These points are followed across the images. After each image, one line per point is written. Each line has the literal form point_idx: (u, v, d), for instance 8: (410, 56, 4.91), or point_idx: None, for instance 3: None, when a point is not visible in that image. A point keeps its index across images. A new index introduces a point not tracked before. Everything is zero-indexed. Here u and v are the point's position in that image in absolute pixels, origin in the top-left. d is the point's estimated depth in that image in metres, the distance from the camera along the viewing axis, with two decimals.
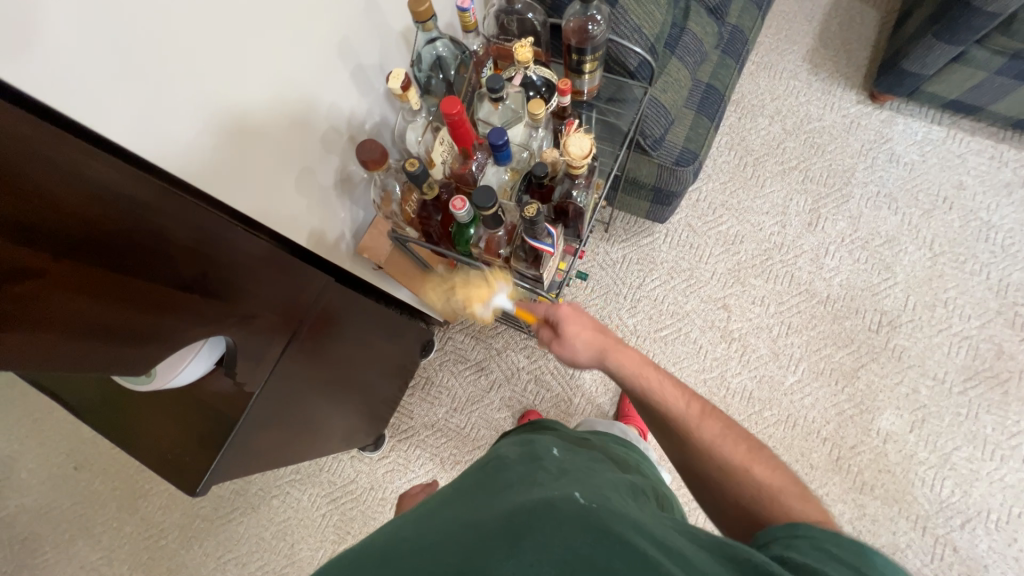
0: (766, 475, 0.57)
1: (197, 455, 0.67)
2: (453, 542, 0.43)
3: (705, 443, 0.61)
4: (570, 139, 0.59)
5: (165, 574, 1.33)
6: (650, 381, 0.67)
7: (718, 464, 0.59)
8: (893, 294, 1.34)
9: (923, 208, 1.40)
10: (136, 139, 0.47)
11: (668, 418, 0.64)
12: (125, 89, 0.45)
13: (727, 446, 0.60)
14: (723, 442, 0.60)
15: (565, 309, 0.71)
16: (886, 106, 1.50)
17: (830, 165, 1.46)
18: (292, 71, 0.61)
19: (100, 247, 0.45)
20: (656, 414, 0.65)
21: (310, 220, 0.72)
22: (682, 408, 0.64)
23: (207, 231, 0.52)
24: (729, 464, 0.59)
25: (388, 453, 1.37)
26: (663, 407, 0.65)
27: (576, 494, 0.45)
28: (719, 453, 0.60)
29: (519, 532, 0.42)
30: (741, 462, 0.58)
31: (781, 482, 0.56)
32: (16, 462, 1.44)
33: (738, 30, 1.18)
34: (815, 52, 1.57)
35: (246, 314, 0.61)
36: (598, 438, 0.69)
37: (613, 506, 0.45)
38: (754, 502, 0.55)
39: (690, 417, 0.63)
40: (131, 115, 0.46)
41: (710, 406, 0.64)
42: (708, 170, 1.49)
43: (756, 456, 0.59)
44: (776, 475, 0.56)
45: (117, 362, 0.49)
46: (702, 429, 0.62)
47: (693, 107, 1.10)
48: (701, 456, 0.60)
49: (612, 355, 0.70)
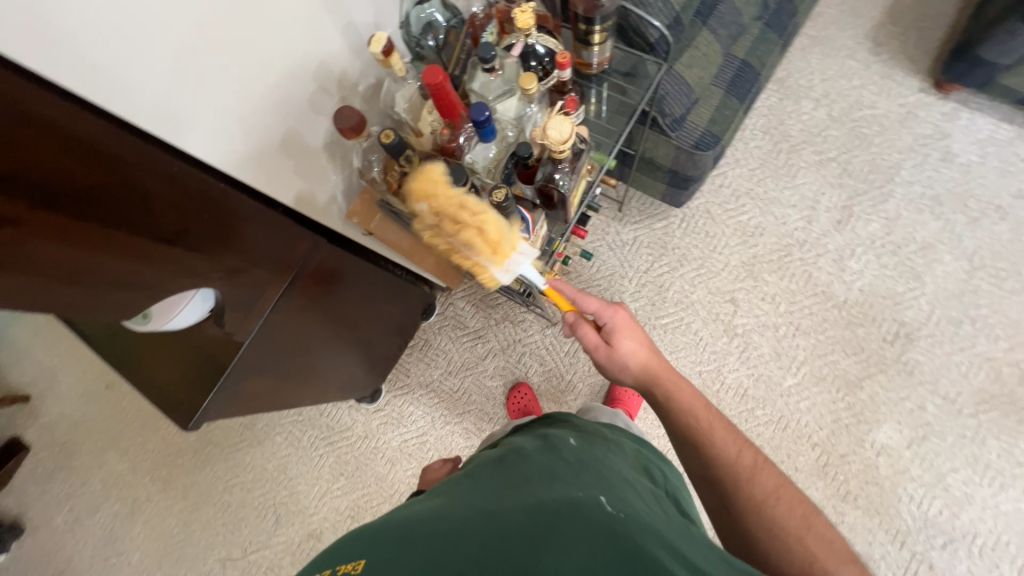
0: (821, 544, 0.55)
1: (190, 395, 0.72)
2: (476, 530, 0.45)
3: (757, 497, 0.59)
4: (550, 124, 0.60)
5: (179, 490, 1.47)
6: (706, 422, 0.66)
7: (769, 520, 0.57)
8: (917, 305, 1.26)
9: (970, 216, 1.28)
10: (130, 108, 0.49)
11: (720, 464, 0.62)
12: (114, 55, 0.47)
13: (781, 504, 0.58)
14: (776, 500, 0.59)
15: (623, 318, 0.73)
16: (951, 97, 1.35)
17: (873, 160, 1.34)
18: (278, 30, 0.61)
19: (89, 202, 0.47)
20: (704, 458, 0.63)
21: (300, 181, 0.73)
22: (735, 457, 0.62)
23: (191, 187, 0.54)
24: (781, 522, 0.57)
25: (383, 407, 1.43)
26: (715, 451, 0.63)
27: (604, 500, 0.48)
28: (771, 510, 0.58)
29: (544, 534, 0.44)
30: (794, 525, 0.56)
31: (836, 556, 0.54)
32: (56, 375, 1.59)
33: (787, 0, 1.07)
34: (880, 28, 1.40)
35: (232, 268, 0.65)
36: (611, 430, 0.70)
37: (636, 517, 0.47)
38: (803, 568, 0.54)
39: (742, 468, 0.61)
40: (121, 82, 0.48)
41: (766, 459, 0.62)
42: (737, 154, 1.39)
43: (809, 522, 0.57)
44: (830, 548, 0.55)
45: (104, 301, 0.54)
46: (755, 482, 0.60)
47: (722, 86, 1.00)
48: (750, 510, 0.58)
49: (660, 381, 0.70)
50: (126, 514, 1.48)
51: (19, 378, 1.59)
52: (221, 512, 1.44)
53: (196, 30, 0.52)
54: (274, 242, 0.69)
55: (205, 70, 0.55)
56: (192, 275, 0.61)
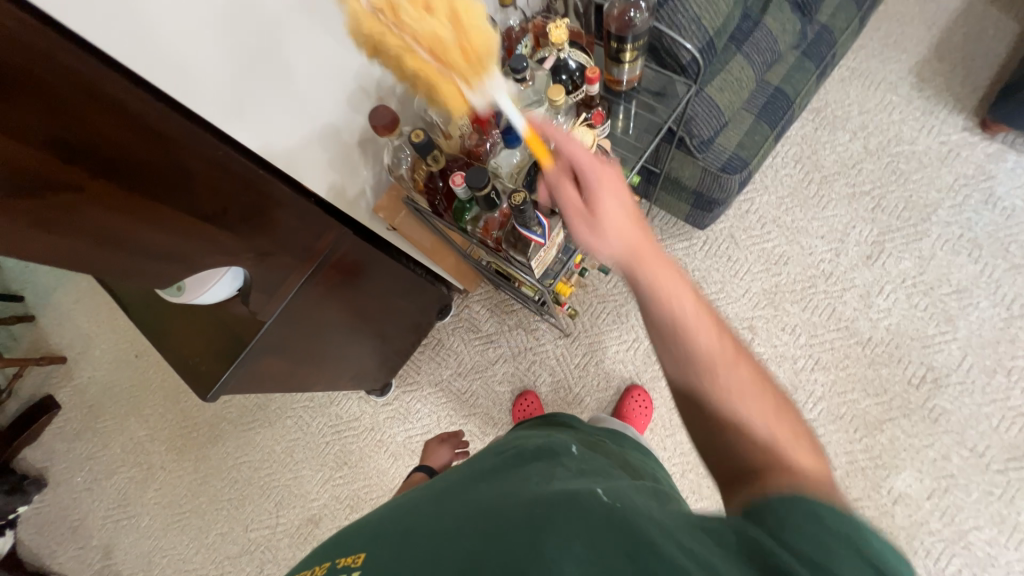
0: (794, 440, 0.45)
1: (211, 367, 0.76)
2: (472, 529, 0.46)
3: (733, 387, 0.48)
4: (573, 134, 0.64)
5: (191, 462, 1.53)
6: (686, 305, 0.53)
7: (741, 407, 0.47)
8: (948, 350, 1.20)
9: (1011, 262, 1.23)
10: (190, 96, 0.53)
11: (694, 349, 0.51)
12: (185, 49, 0.51)
13: (761, 399, 0.48)
14: (757, 397, 0.47)
15: (611, 174, 0.60)
16: (997, 139, 1.30)
17: (909, 197, 1.31)
18: (329, 34, 0.66)
19: (142, 175, 0.51)
20: (673, 338, 0.52)
21: (333, 175, 0.77)
22: (718, 347, 0.51)
23: (230, 169, 0.58)
24: (753, 414, 0.47)
25: (392, 401, 1.46)
26: (691, 335, 0.51)
27: (600, 491, 0.45)
28: (749, 403, 0.47)
29: (539, 526, 0.43)
30: (775, 421, 0.46)
31: (814, 464, 0.44)
32: (92, 340, 1.68)
33: (827, 31, 1.06)
34: (926, 64, 1.37)
35: (261, 250, 0.69)
36: (612, 439, 0.70)
37: (636, 506, 0.44)
38: (765, 460, 0.45)
39: (720, 357, 0.50)
40: (188, 73, 0.53)
41: (751, 356, 0.51)
42: (767, 180, 1.37)
43: (787, 420, 0.47)
44: (803, 447, 0.45)
45: (146, 271, 0.57)
46: (733, 371, 0.49)
47: (754, 111, 1.02)
48: (718, 398, 0.48)
49: (643, 265, 0.56)
50: (140, 479, 1.54)
51: (60, 340, 1.69)
52: (228, 488, 1.48)
53: (255, 29, 0.57)
54: (302, 229, 0.73)
55: (259, 65, 0.59)
56: (224, 254, 0.64)
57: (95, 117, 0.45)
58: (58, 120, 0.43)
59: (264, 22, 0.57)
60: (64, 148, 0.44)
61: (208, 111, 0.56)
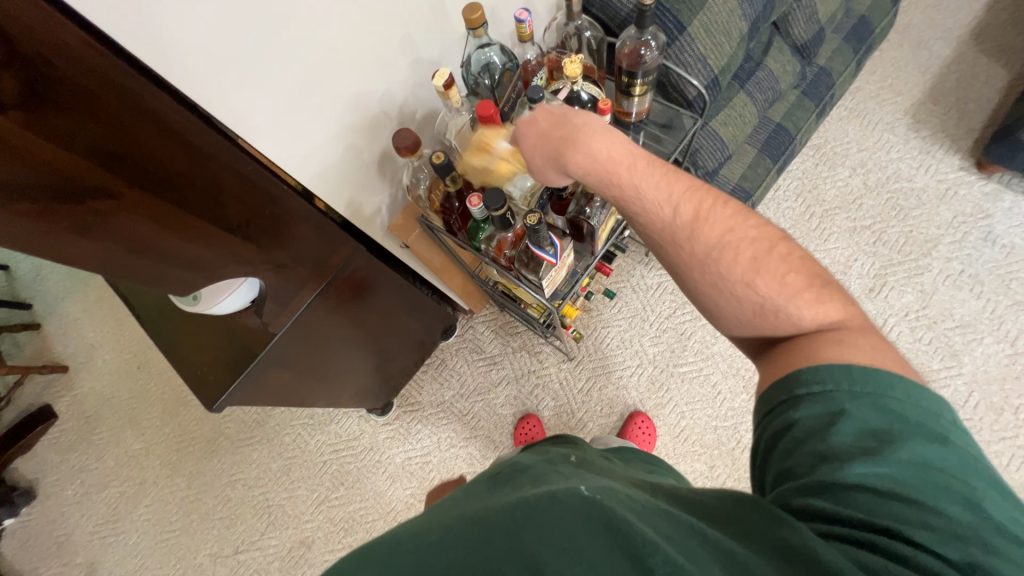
0: (775, 279, 0.52)
1: (220, 377, 0.77)
2: (455, 525, 0.46)
3: (698, 254, 0.55)
4: None
5: (185, 477, 1.50)
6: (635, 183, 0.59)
7: (711, 272, 0.55)
8: (954, 386, 1.20)
9: (1013, 298, 1.24)
10: (215, 105, 0.57)
11: (659, 230, 0.58)
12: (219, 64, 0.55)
13: (727, 249, 0.54)
14: (720, 250, 0.54)
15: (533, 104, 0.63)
16: (994, 178, 1.34)
17: (909, 232, 1.33)
18: (355, 60, 0.70)
19: (174, 187, 0.54)
20: (645, 231, 0.60)
21: (349, 190, 0.81)
22: (670, 217, 0.57)
23: (257, 183, 0.61)
24: (725, 275, 0.54)
25: (392, 421, 1.44)
26: (651, 215, 0.59)
27: (583, 487, 0.44)
28: (714, 265, 0.54)
29: (520, 526, 0.42)
30: (742, 274, 0.53)
31: (790, 291, 0.52)
32: (95, 350, 1.68)
33: (825, 73, 1.12)
34: (921, 107, 1.43)
35: (278, 263, 0.72)
36: (615, 453, 0.69)
37: (619, 497, 0.43)
38: (758, 314, 0.53)
39: (680, 225, 0.57)
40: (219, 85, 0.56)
41: (704, 204, 0.57)
42: (769, 213, 1.41)
43: (761, 262, 0.53)
44: (781, 281, 0.52)
45: (170, 279, 0.60)
46: (696, 237, 0.56)
47: (756, 145, 1.06)
48: (691, 272, 0.56)
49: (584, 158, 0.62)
50: (131, 494, 1.51)
51: (64, 349, 1.69)
52: (220, 506, 1.45)
53: (286, 52, 0.61)
54: (321, 244, 0.76)
55: (288, 85, 0.63)
56: (244, 263, 0.67)
57: (138, 131, 0.48)
58: (100, 129, 0.45)
59: (295, 47, 0.61)
60: (105, 158, 0.46)
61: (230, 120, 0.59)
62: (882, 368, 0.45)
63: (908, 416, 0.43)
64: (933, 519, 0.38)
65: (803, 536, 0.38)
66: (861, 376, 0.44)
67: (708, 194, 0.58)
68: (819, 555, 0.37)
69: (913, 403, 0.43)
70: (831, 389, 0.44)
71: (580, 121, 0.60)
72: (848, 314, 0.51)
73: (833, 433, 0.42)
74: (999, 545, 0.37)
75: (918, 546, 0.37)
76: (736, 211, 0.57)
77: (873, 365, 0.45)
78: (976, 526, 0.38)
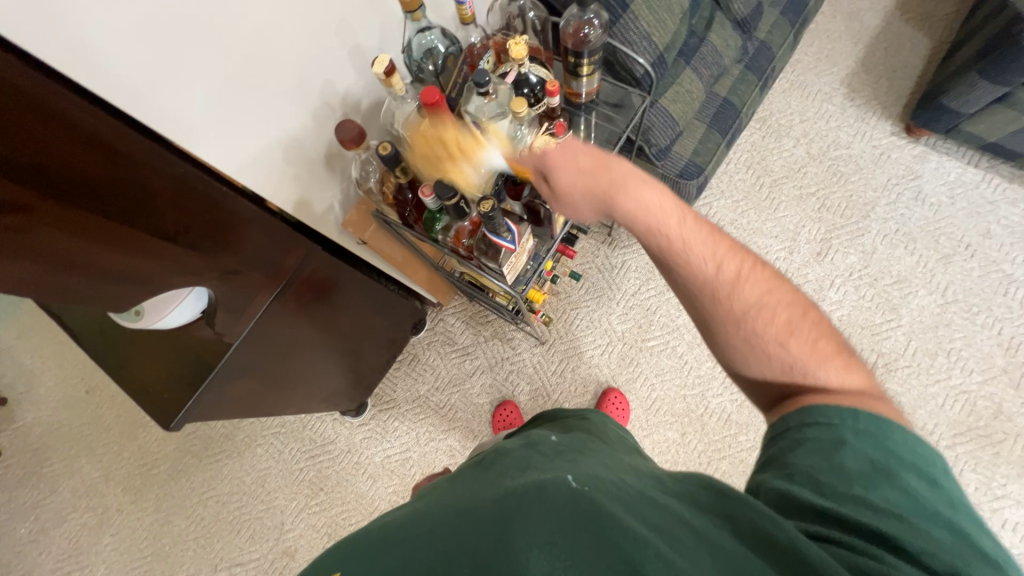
0: (803, 345, 0.54)
1: (175, 393, 0.73)
2: (443, 523, 0.47)
3: (736, 311, 0.56)
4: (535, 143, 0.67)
5: (152, 501, 1.43)
6: (674, 239, 0.60)
7: (746, 329, 0.56)
8: (894, 337, 1.29)
9: (942, 252, 1.34)
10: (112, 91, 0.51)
11: (698, 286, 0.59)
12: (115, 44, 0.49)
13: (764, 312, 0.55)
14: (757, 310, 0.56)
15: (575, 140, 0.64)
16: (921, 141, 1.43)
17: (850, 197, 1.41)
18: (288, 49, 0.67)
19: (95, 195, 0.49)
20: (676, 280, 0.61)
21: (297, 189, 0.77)
22: (714, 273, 0.58)
23: (190, 184, 0.57)
24: (760, 333, 0.55)
25: (368, 421, 1.42)
26: (690, 271, 0.59)
27: (569, 478, 0.47)
28: (751, 323, 0.55)
29: (509, 522, 0.44)
30: (775, 334, 0.55)
31: (820, 356, 0.53)
32: (36, 378, 1.56)
33: (765, 46, 1.15)
34: (855, 76, 1.50)
35: (228, 269, 0.68)
36: (593, 420, 0.72)
37: (606, 488, 0.46)
38: (784, 373, 0.53)
39: (722, 284, 0.57)
40: (118, 67, 0.50)
41: (745, 267, 0.58)
42: (722, 186, 1.45)
43: (793, 326, 0.55)
44: (813, 346, 0.54)
45: (104, 295, 0.56)
46: (735, 294, 0.57)
47: (706, 120, 1.09)
48: (727, 326, 0.57)
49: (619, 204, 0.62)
50: (94, 524, 1.43)
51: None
52: (194, 526, 1.39)
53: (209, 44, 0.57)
54: (272, 246, 0.72)
55: (215, 81, 0.60)
56: (187, 273, 0.63)
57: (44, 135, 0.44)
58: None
59: (219, 40, 0.58)
60: (14, 171, 0.42)
61: (138, 111, 0.54)
62: (885, 415, 0.47)
63: (905, 456, 0.45)
64: (918, 536, 0.40)
65: (789, 535, 0.40)
66: (867, 417, 0.47)
67: (749, 256, 0.60)
68: (803, 553, 0.39)
69: (912, 446, 0.45)
70: (835, 423, 0.47)
71: (620, 167, 0.62)
72: (870, 386, 0.52)
73: (833, 458, 0.45)
74: (983, 573, 0.38)
75: (901, 560, 0.39)
76: (773, 277, 0.59)
77: (876, 412, 0.47)
78: (959, 550, 0.39)
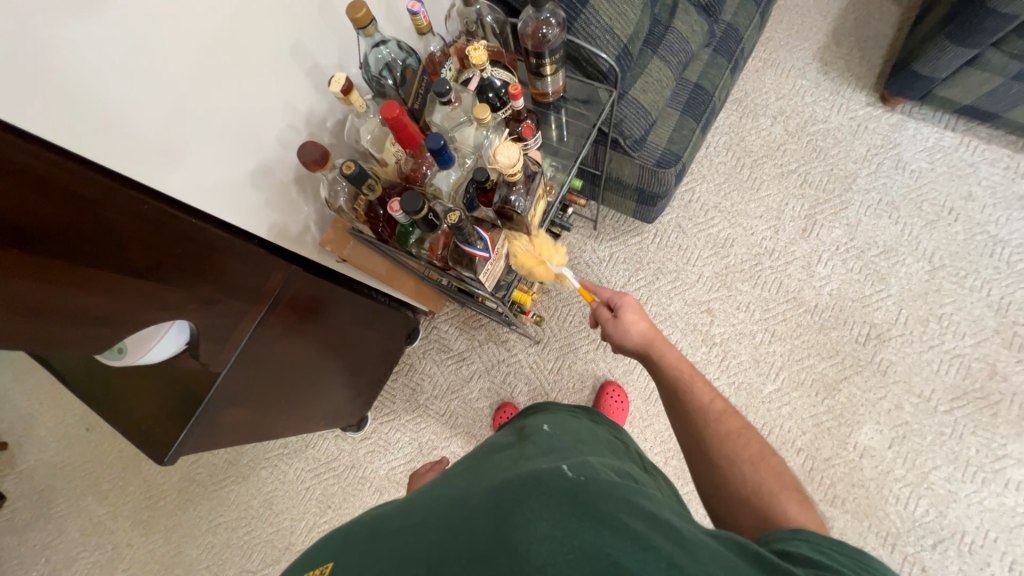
0: (770, 473, 0.59)
1: (166, 427, 0.73)
2: (439, 519, 0.47)
3: (722, 430, 0.64)
4: (499, 149, 0.65)
5: (161, 532, 1.43)
6: (681, 373, 0.71)
7: (728, 448, 0.62)
8: (885, 307, 1.30)
9: (927, 218, 1.34)
10: (46, 120, 0.49)
11: (694, 411, 0.67)
12: (65, 77, 0.50)
13: (742, 440, 0.62)
14: (738, 436, 0.63)
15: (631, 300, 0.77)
16: (897, 110, 1.43)
17: (830, 170, 1.41)
18: (249, 76, 0.67)
19: (64, 240, 0.50)
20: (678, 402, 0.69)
21: (271, 213, 0.77)
22: (708, 401, 0.67)
23: (156, 221, 0.58)
24: (738, 453, 0.61)
25: (369, 435, 1.42)
26: (690, 398, 0.68)
27: (566, 468, 0.48)
28: (733, 444, 0.62)
29: (510, 510, 0.44)
30: (751, 455, 0.61)
31: (781, 483, 0.57)
32: (35, 421, 1.55)
33: (733, 28, 1.15)
34: (827, 50, 1.50)
35: (206, 298, 0.67)
36: (590, 417, 0.72)
37: (601, 478, 0.47)
38: (752, 496, 0.58)
39: (711, 412, 0.66)
40: (61, 93, 0.50)
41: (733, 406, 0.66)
42: (703, 171, 1.45)
43: (764, 456, 0.60)
44: (777, 474, 0.58)
45: (81, 338, 0.56)
46: (722, 422, 0.65)
47: (678, 107, 1.09)
48: (712, 449, 0.63)
49: (653, 347, 0.74)
50: (106, 561, 1.43)
51: None
52: (205, 555, 1.39)
53: (169, 79, 0.58)
54: (248, 272, 0.72)
55: (179, 113, 0.60)
56: (164, 306, 0.63)
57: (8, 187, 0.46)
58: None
59: (180, 72, 0.59)
60: None
61: (103, 153, 0.54)
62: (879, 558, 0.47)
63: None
64: None
65: None
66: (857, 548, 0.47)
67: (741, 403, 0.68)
68: None
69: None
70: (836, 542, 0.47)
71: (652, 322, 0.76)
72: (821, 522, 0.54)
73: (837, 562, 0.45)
74: None
75: None
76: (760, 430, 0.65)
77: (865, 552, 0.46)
78: None
